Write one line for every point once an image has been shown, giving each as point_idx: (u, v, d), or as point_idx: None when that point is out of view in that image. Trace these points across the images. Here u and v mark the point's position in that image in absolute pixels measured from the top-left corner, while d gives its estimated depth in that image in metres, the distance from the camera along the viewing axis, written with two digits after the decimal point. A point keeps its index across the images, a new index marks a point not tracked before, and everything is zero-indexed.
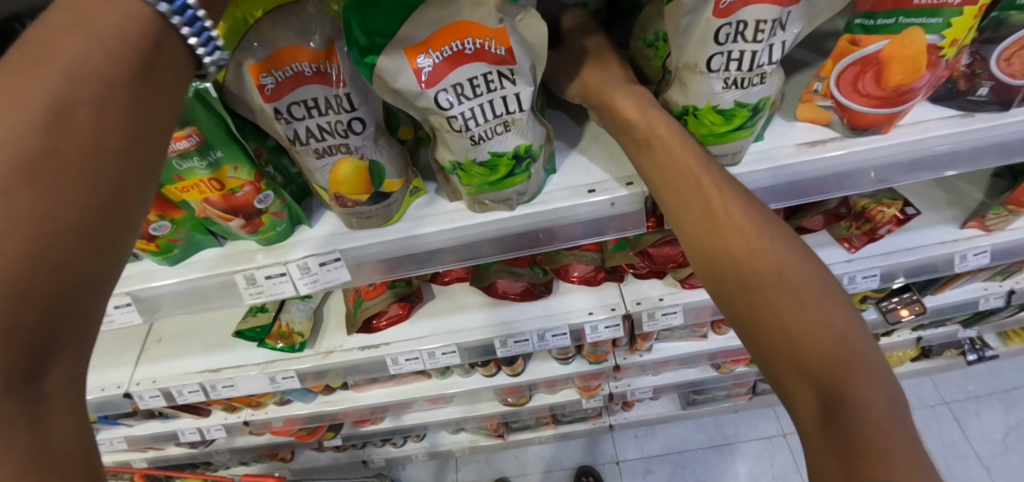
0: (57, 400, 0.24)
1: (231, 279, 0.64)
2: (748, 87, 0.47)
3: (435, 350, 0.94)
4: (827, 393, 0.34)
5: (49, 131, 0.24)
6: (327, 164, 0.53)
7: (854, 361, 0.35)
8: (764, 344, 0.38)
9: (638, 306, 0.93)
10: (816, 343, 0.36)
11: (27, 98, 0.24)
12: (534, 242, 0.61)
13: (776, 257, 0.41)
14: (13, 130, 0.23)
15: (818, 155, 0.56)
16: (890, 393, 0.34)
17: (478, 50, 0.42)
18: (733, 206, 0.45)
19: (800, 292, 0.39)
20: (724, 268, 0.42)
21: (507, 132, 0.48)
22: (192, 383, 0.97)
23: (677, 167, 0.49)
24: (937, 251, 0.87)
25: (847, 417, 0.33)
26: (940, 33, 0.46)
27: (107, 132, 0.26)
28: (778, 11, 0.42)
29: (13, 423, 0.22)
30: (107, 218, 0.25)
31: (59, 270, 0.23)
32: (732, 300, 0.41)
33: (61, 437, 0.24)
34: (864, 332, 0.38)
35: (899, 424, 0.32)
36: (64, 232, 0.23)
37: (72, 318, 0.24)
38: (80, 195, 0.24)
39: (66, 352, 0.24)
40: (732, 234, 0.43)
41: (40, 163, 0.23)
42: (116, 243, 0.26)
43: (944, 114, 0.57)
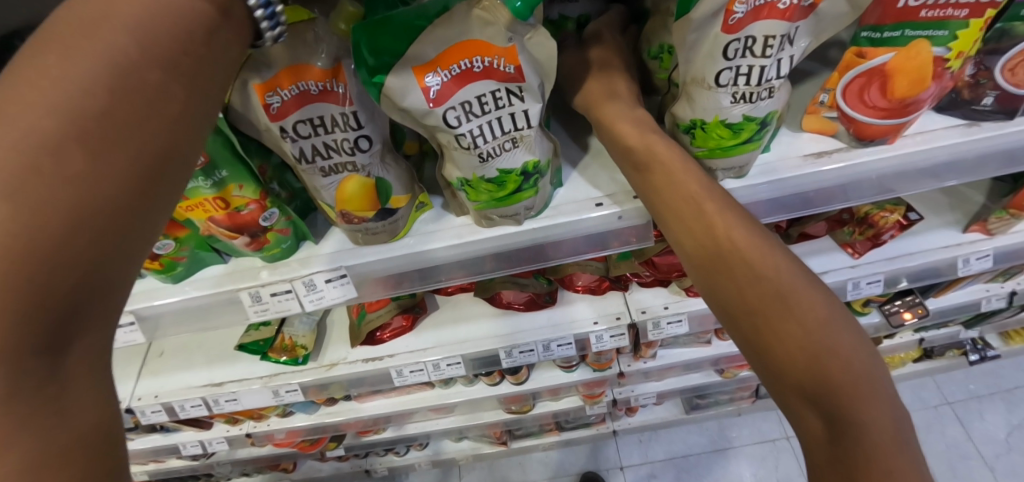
0: (78, 374, 0.24)
1: (235, 296, 0.63)
2: (756, 101, 0.47)
3: (439, 361, 0.93)
4: (832, 420, 0.34)
5: (113, 89, 0.23)
6: (334, 182, 0.53)
7: (859, 385, 0.35)
8: (769, 366, 0.38)
9: (643, 315, 0.92)
10: (822, 368, 0.35)
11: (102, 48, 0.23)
12: (540, 256, 0.61)
13: (777, 276, 0.40)
14: (84, 81, 0.23)
15: (825, 166, 0.56)
16: (895, 418, 0.34)
17: (486, 68, 0.42)
18: (730, 221, 0.44)
19: (802, 312, 0.38)
20: (723, 285, 0.42)
21: (516, 148, 0.48)
22: (195, 398, 0.96)
23: (672, 179, 0.49)
24: (940, 256, 0.87)
25: (854, 447, 0.33)
26: (946, 46, 0.46)
27: (160, 93, 0.25)
28: (786, 27, 0.42)
29: (30, 394, 0.22)
30: (146, 187, 0.25)
31: (99, 239, 0.23)
32: (734, 318, 0.41)
33: (78, 417, 0.24)
34: (869, 351, 0.37)
35: (904, 451, 0.33)
36: (105, 202, 0.23)
37: (98, 299, 0.24)
38: (125, 161, 0.24)
39: (91, 325, 0.25)
40: (731, 252, 0.42)
41: (100, 119, 0.23)
42: (154, 212, 0.26)
43: (949, 123, 0.57)
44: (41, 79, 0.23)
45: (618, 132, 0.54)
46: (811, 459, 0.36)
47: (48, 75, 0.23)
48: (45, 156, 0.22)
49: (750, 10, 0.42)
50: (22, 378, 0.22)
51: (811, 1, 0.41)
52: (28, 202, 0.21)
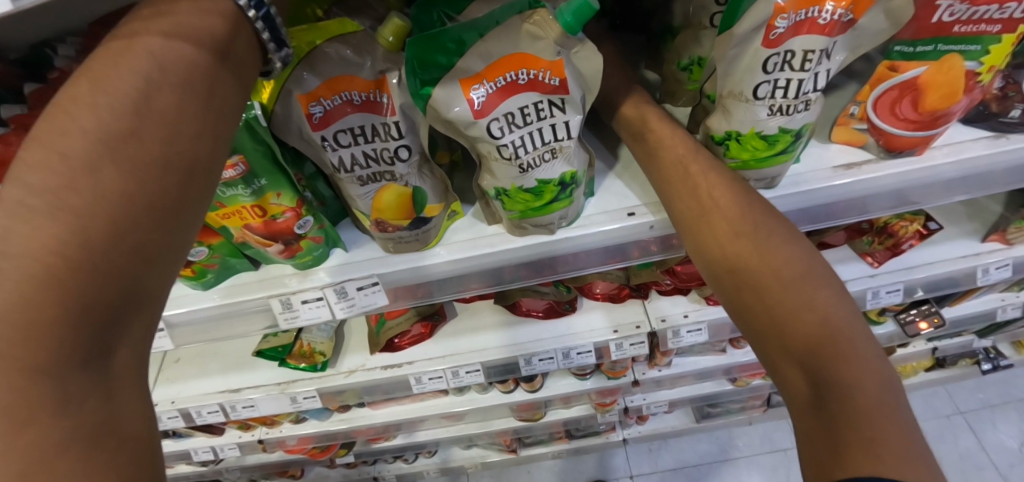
0: (122, 377, 0.25)
1: (267, 303, 0.64)
2: (793, 113, 0.48)
3: (458, 369, 0.94)
4: (810, 369, 0.37)
5: (135, 115, 0.26)
6: (371, 191, 0.54)
7: (834, 338, 0.38)
8: (754, 326, 0.41)
9: (662, 324, 0.93)
10: (802, 328, 0.38)
11: (121, 79, 0.26)
12: (568, 265, 0.62)
13: (756, 237, 0.44)
14: (108, 110, 0.25)
15: (856, 177, 0.56)
16: (875, 370, 0.36)
17: (531, 80, 0.43)
18: (721, 193, 0.48)
19: (779, 270, 0.42)
20: (710, 254, 0.46)
21: (555, 159, 0.48)
22: (212, 404, 0.97)
23: (662, 152, 0.54)
24: (959, 266, 0.88)
25: (832, 395, 0.35)
26: (979, 60, 0.47)
27: (198, 107, 0.29)
28: (826, 42, 0.43)
29: (88, 397, 0.23)
30: (179, 197, 0.27)
31: (148, 240, 0.25)
32: (720, 282, 0.45)
33: (127, 419, 0.25)
34: (853, 314, 0.40)
35: (883, 400, 0.35)
36: (147, 203, 0.25)
37: (135, 310, 0.26)
38: (158, 172, 0.26)
39: (128, 336, 0.26)
40: (719, 223, 0.46)
41: (126, 140, 0.25)
42: (177, 225, 0.27)
43: (975, 135, 0.58)
44: (85, 101, 0.25)
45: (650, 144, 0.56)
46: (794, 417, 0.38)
47: (84, 108, 0.25)
48: (87, 173, 0.24)
49: (791, 25, 0.42)
50: (77, 384, 0.23)
51: (851, 17, 0.42)
52: (76, 210, 0.23)
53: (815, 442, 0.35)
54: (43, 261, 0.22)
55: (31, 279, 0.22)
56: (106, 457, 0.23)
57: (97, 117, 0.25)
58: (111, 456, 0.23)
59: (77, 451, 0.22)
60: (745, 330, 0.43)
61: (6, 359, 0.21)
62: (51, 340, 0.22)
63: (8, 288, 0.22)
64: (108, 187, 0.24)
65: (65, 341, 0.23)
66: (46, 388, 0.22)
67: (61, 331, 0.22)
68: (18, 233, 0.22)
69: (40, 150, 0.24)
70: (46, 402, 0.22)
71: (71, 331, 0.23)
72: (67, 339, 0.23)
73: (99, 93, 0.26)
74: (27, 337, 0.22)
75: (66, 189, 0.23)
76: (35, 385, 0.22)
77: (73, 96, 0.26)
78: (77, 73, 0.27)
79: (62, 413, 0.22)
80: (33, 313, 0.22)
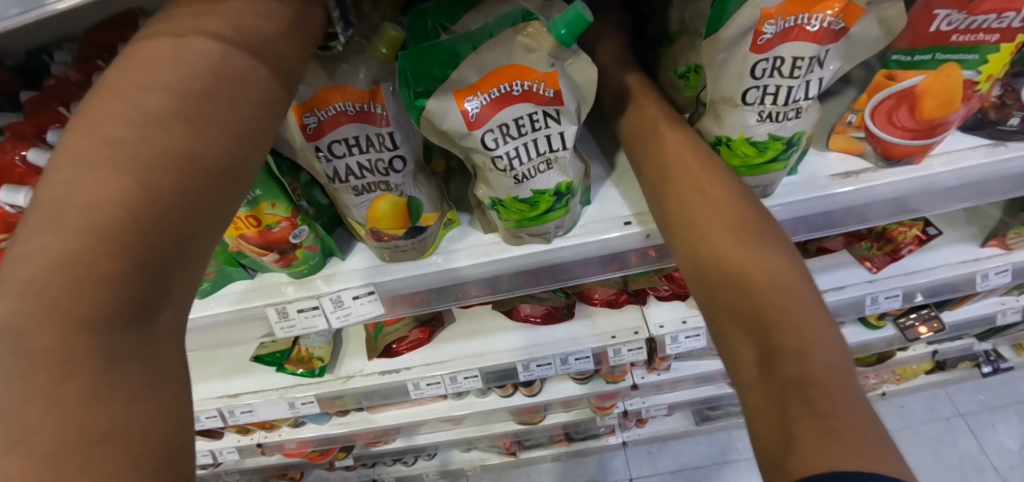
0: (163, 338, 0.28)
1: (262, 312, 0.64)
2: (783, 120, 0.47)
3: (457, 374, 0.93)
4: (760, 339, 0.36)
5: (204, 88, 0.30)
6: (366, 201, 0.54)
7: (790, 309, 0.37)
8: (717, 314, 0.40)
9: (661, 330, 0.92)
10: (759, 300, 0.38)
11: (191, 56, 0.30)
12: (566, 275, 0.61)
13: (723, 215, 0.45)
14: (181, 79, 0.29)
15: (853, 186, 0.56)
16: (830, 344, 0.35)
17: (526, 92, 0.42)
18: (704, 184, 0.47)
19: (742, 246, 0.42)
20: (680, 232, 0.46)
21: (550, 170, 0.48)
22: (211, 408, 0.97)
23: (645, 130, 0.55)
24: (959, 271, 0.87)
25: (783, 363, 0.34)
26: (977, 69, 0.47)
27: (254, 91, 0.33)
28: (816, 49, 0.42)
29: (135, 352, 0.26)
30: (229, 172, 0.31)
31: (181, 213, 0.28)
32: (687, 258, 0.45)
33: (172, 380, 0.28)
34: (812, 293, 0.39)
35: (835, 372, 0.33)
36: (177, 179, 0.28)
37: (178, 267, 0.28)
38: (218, 141, 0.30)
39: (173, 296, 0.29)
40: (698, 212, 0.46)
41: (195, 108, 0.29)
42: (222, 196, 0.31)
43: (973, 143, 0.58)
44: (159, 70, 0.29)
45: (634, 132, 0.56)
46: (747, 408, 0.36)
47: (160, 76, 0.29)
48: (158, 132, 0.28)
49: (779, 31, 0.42)
50: (126, 338, 0.26)
51: (842, 25, 0.42)
52: (147, 167, 0.27)
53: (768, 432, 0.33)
54: (92, 226, 0.25)
55: (98, 230, 0.25)
56: (148, 411, 0.25)
57: (169, 86, 0.29)
58: (150, 411, 0.25)
59: (121, 406, 0.24)
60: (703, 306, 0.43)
61: (56, 308, 0.23)
62: (101, 290, 0.25)
63: (76, 235, 0.25)
64: (146, 164, 0.27)
65: (119, 292, 0.25)
66: (92, 343, 0.24)
67: (111, 284, 0.25)
68: (92, 183, 0.26)
69: (118, 107, 0.28)
70: (90, 360, 0.24)
71: (121, 284, 0.25)
72: (122, 289, 0.25)
73: (170, 66, 0.30)
74: (88, 279, 0.24)
75: (139, 145, 0.27)
76: (79, 340, 0.24)
77: (114, 90, 0.29)
78: (138, 52, 0.31)
79: (104, 372, 0.24)
80: (89, 263, 0.24)
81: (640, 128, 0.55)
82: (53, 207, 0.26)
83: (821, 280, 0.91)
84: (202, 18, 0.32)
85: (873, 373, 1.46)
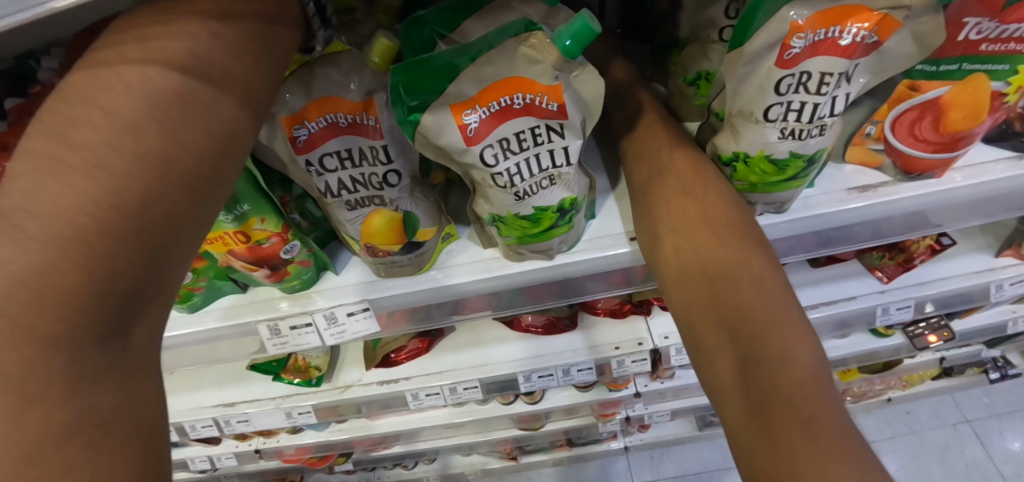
0: (136, 358, 0.27)
1: (254, 328, 0.61)
2: (806, 138, 0.45)
3: (456, 385, 0.91)
4: (743, 351, 0.36)
5: (178, 90, 0.28)
6: (360, 216, 0.51)
7: (773, 322, 0.37)
8: (693, 314, 0.41)
9: (666, 341, 0.90)
10: (743, 312, 0.38)
11: (164, 59, 0.28)
12: (570, 291, 0.59)
13: (711, 227, 0.44)
14: (150, 80, 0.27)
15: (870, 201, 0.53)
16: (813, 356, 0.35)
17: (528, 105, 0.40)
18: (694, 192, 0.48)
19: (729, 259, 0.42)
20: (667, 244, 0.46)
21: (553, 186, 0.46)
22: (206, 418, 0.94)
23: (641, 148, 0.55)
24: (974, 281, 0.85)
25: (766, 374, 0.34)
26: (1007, 80, 0.45)
27: (232, 92, 0.31)
28: (845, 64, 0.40)
29: (105, 374, 0.24)
30: (205, 180, 0.29)
31: (155, 224, 0.26)
32: (672, 270, 0.45)
33: (146, 405, 0.26)
34: (794, 305, 0.39)
35: (816, 384, 0.33)
36: (151, 186, 0.26)
37: (148, 286, 0.27)
38: (192, 143, 0.28)
39: (146, 313, 0.27)
40: (681, 216, 0.46)
41: (168, 110, 0.27)
42: (195, 205, 0.29)
43: (997, 156, 0.55)
44: (128, 72, 0.27)
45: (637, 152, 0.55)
46: (723, 406, 0.37)
47: (128, 77, 0.27)
48: (125, 133, 0.25)
49: (808, 45, 0.39)
50: (99, 357, 0.24)
51: (875, 39, 0.39)
52: (115, 171, 0.25)
53: (745, 433, 0.33)
54: (56, 237, 0.23)
55: (61, 240, 0.23)
56: (116, 440, 0.24)
57: (138, 87, 0.27)
58: (119, 438, 0.24)
59: (87, 437, 0.23)
60: (685, 319, 0.43)
61: (21, 327, 0.22)
62: (66, 311, 0.23)
63: (36, 247, 0.23)
64: (116, 171, 0.25)
65: (86, 311, 0.23)
66: (60, 362, 0.23)
67: (79, 302, 0.23)
68: (48, 190, 0.23)
69: (83, 111, 0.25)
70: (56, 383, 0.22)
71: (93, 298, 0.24)
72: (88, 306, 0.24)
73: (140, 67, 0.27)
74: (48, 296, 0.23)
75: (104, 148, 0.25)
76: (47, 359, 0.22)
77: (78, 93, 0.26)
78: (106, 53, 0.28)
79: (73, 394, 0.23)
80: (59, 276, 0.23)
81: (636, 151, 0.55)
82: (8, 218, 0.23)
83: (831, 291, 0.88)
84: (174, 22, 0.30)
85: (880, 379, 1.44)
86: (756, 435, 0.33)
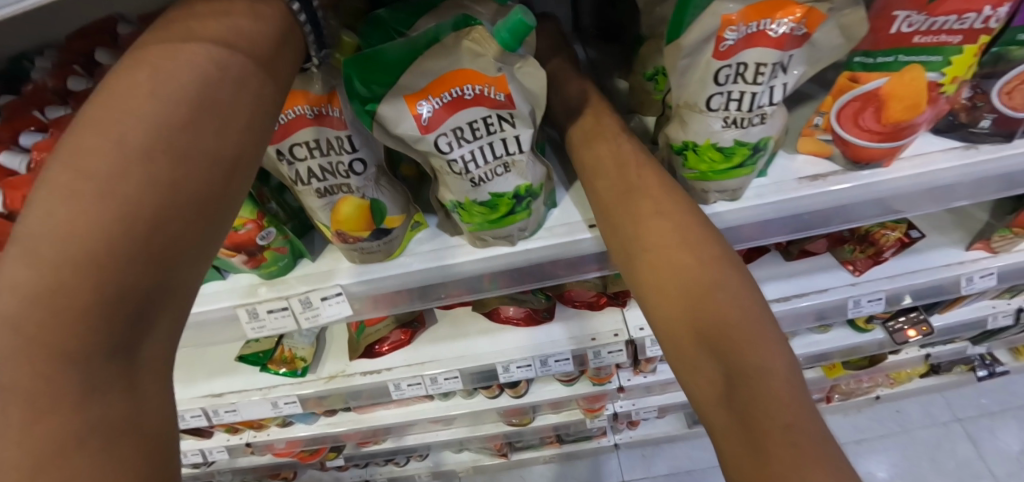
0: (150, 369, 0.26)
1: (233, 313, 0.63)
2: (747, 126, 0.47)
3: (437, 375, 0.93)
4: (721, 360, 0.35)
5: (191, 111, 0.27)
6: (330, 203, 0.54)
7: (746, 329, 0.36)
8: (666, 319, 0.40)
9: (641, 332, 0.91)
10: (717, 319, 0.37)
11: (178, 80, 0.28)
12: (539, 275, 0.60)
13: (679, 234, 0.44)
14: (164, 104, 0.27)
15: (821, 189, 0.55)
16: (784, 361, 0.35)
17: (477, 96, 0.42)
18: (659, 199, 0.47)
19: (697, 264, 0.41)
20: (636, 249, 0.45)
21: (508, 173, 0.48)
22: (195, 408, 0.97)
23: (604, 150, 0.54)
24: (945, 274, 0.86)
25: (747, 383, 0.33)
26: (941, 71, 0.47)
27: (244, 109, 0.30)
28: (778, 55, 0.42)
29: (114, 386, 0.24)
30: (217, 200, 0.28)
31: (166, 245, 0.25)
32: (641, 276, 0.44)
33: (154, 415, 0.26)
34: (761, 309, 0.39)
35: (791, 387, 0.33)
36: (160, 207, 0.25)
37: (161, 305, 0.26)
38: (205, 165, 0.27)
39: (162, 324, 0.26)
40: (648, 222, 0.45)
41: (181, 134, 0.26)
42: (209, 223, 0.28)
43: (945, 146, 0.57)
44: (143, 95, 0.27)
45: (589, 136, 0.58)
46: (707, 417, 0.36)
47: (143, 103, 0.26)
48: (137, 161, 0.25)
49: (741, 37, 0.41)
50: (108, 371, 0.24)
51: (804, 31, 0.41)
52: (124, 197, 0.24)
53: (733, 444, 0.32)
54: (70, 262, 0.23)
55: (75, 267, 0.23)
56: (126, 450, 0.23)
57: (153, 111, 0.26)
58: (128, 449, 0.23)
59: (95, 448, 0.22)
60: (657, 327, 0.41)
61: (39, 344, 0.22)
62: (78, 329, 0.23)
63: (50, 270, 0.23)
64: (126, 196, 0.24)
65: (93, 331, 0.23)
66: (73, 377, 0.22)
67: (89, 321, 0.23)
68: (64, 218, 0.23)
69: (97, 141, 0.25)
70: (67, 395, 0.22)
71: (102, 320, 0.23)
72: (98, 326, 0.23)
73: (154, 91, 0.27)
74: (60, 315, 0.22)
75: (118, 176, 0.24)
76: (61, 374, 0.22)
77: (94, 120, 0.26)
78: (125, 74, 0.28)
79: (85, 405, 0.23)
80: (70, 296, 0.23)
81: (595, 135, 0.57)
82: (30, 244, 0.24)
83: (803, 283, 0.90)
84: (189, 41, 0.29)
85: (867, 376, 1.44)
86: (744, 448, 0.31)
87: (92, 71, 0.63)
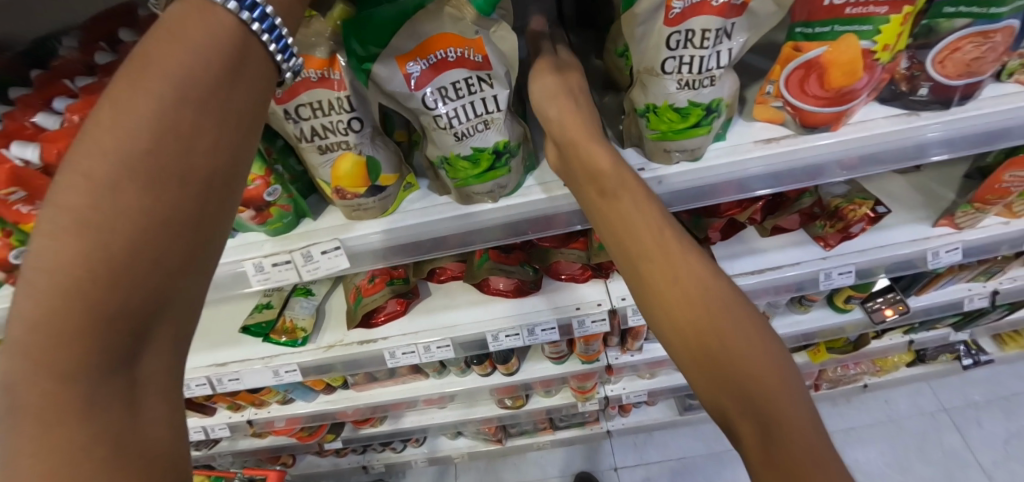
0: (153, 379, 0.28)
1: (240, 268, 0.69)
2: (699, 88, 0.53)
3: (430, 344, 0.98)
4: (750, 412, 0.37)
5: (158, 136, 0.27)
6: (330, 160, 0.60)
7: (767, 377, 0.38)
8: (692, 369, 0.41)
9: (623, 301, 0.97)
10: (740, 369, 0.38)
11: (143, 101, 0.28)
12: (519, 233, 0.66)
13: (692, 277, 0.44)
14: (129, 132, 0.27)
15: (773, 151, 0.61)
16: (805, 405, 0.37)
17: (459, 58, 0.49)
18: (665, 235, 0.47)
19: (712, 308, 0.42)
20: (648, 292, 0.45)
21: (487, 130, 0.54)
22: (199, 377, 1.02)
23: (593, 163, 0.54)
24: (911, 249, 0.91)
25: (778, 435, 0.35)
26: (872, 39, 0.52)
27: (212, 121, 0.29)
28: (720, 22, 0.48)
29: (115, 399, 0.26)
30: (201, 219, 0.29)
31: (148, 271, 0.26)
32: (660, 322, 0.44)
33: (157, 423, 0.27)
34: (776, 349, 0.40)
35: (816, 433, 0.35)
36: (135, 237, 0.26)
37: (153, 327, 0.27)
38: (178, 186, 0.28)
39: (158, 346, 0.28)
40: (655, 262, 0.46)
41: (147, 158, 0.27)
42: (198, 242, 0.29)
43: (888, 114, 0.62)
44: (112, 122, 0.27)
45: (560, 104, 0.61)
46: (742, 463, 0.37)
47: (110, 131, 0.27)
48: (103, 193, 0.26)
49: (687, 6, 0.48)
50: (108, 387, 0.26)
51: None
52: (99, 227, 0.25)
53: None
54: (59, 292, 0.24)
55: (64, 297, 0.24)
56: (130, 457, 0.25)
57: (122, 139, 0.27)
58: (133, 459, 0.25)
59: (101, 456, 0.24)
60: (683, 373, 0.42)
61: (35, 364, 0.24)
62: (75, 352, 0.24)
63: (40, 300, 0.24)
64: (100, 225, 0.25)
65: (84, 352, 0.25)
66: (76, 395, 0.24)
67: (86, 343, 0.25)
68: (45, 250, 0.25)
69: (72, 170, 0.26)
70: (71, 406, 0.24)
71: (96, 344, 0.25)
72: (90, 345, 0.25)
73: (121, 117, 0.27)
74: (52, 341, 0.24)
75: (92, 206, 0.25)
76: (65, 390, 0.24)
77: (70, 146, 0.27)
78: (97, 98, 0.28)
79: (89, 417, 0.24)
80: (63, 324, 0.24)
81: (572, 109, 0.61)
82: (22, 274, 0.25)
83: (776, 257, 0.95)
84: (152, 54, 0.29)
85: (852, 362, 1.48)
86: None
87: (115, 48, 0.70)
